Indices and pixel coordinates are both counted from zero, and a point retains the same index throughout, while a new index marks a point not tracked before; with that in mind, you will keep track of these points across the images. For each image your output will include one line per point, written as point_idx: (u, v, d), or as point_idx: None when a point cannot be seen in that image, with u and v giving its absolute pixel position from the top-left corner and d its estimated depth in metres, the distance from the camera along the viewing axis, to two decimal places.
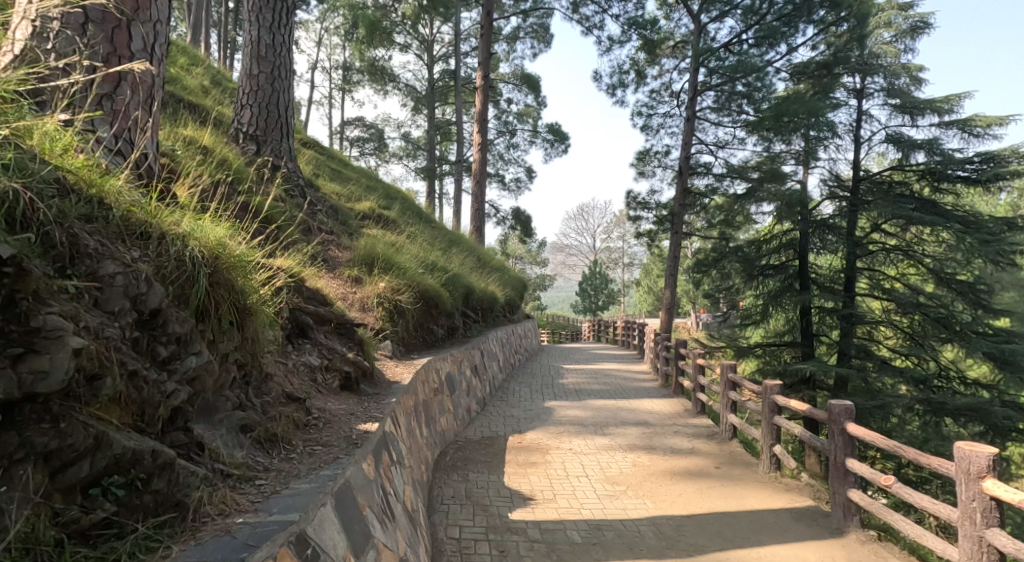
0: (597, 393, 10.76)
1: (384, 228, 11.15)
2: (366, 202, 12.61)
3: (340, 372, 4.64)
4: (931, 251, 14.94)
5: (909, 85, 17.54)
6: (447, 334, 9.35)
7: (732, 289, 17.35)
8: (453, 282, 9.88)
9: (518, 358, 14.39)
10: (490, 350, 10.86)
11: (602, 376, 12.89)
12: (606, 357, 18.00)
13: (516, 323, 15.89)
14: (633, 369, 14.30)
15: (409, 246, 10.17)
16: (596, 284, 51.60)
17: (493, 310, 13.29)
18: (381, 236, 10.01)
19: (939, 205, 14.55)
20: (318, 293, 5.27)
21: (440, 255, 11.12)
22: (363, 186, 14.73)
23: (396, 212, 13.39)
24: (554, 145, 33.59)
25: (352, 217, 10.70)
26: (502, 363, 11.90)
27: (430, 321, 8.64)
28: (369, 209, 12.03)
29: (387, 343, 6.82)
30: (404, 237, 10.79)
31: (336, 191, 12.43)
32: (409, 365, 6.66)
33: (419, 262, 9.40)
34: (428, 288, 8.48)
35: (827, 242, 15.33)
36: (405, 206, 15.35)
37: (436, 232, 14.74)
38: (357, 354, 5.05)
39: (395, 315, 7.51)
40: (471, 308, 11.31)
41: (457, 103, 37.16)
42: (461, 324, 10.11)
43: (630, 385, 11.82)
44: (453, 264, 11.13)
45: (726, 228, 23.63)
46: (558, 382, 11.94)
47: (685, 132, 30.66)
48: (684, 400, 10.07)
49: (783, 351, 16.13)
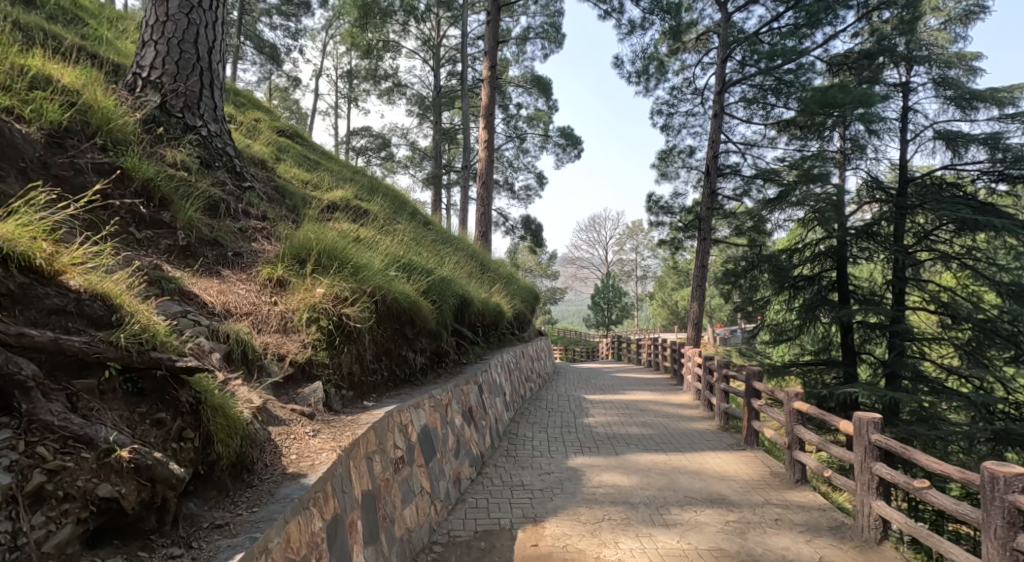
0: (635, 440, 7.99)
1: (356, 220, 8.49)
2: (339, 191, 10.00)
3: (84, 510, 2.53)
4: (1010, 264, 12.19)
5: (965, 75, 14.84)
6: (431, 363, 6.63)
7: (762, 301, 14.84)
8: (440, 290, 7.12)
9: (529, 387, 11.65)
10: (492, 380, 8.13)
11: (638, 412, 10.13)
12: (634, 382, 15.23)
13: (528, 342, 13.16)
14: (673, 401, 11.52)
15: (384, 242, 7.46)
16: (609, 298, 48.66)
17: (498, 323, 10.60)
18: (341, 226, 7.32)
19: (1002, 213, 11.83)
20: (97, 297, 3.12)
21: (425, 256, 8.41)
22: (340, 176, 12.13)
23: (377, 205, 10.85)
24: (566, 148, 30.95)
25: (309, 204, 8.06)
26: (509, 398, 9.14)
27: (404, 346, 5.95)
28: (336, 197, 9.42)
29: (314, 392, 4.20)
30: (376, 232, 8.08)
31: (300, 176, 9.86)
32: (343, 427, 3.98)
33: (391, 261, 6.68)
34: (402, 298, 5.77)
35: (867, 250, 13.14)
36: (398, 205, 12.74)
37: (430, 232, 12.24)
38: (148, 443, 2.85)
39: (343, 340, 4.83)
40: (467, 323, 8.56)
41: (465, 109, 34.79)
42: (452, 347, 7.38)
43: (676, 425, 9.05)
44: (444, 268, 8.40)
45: (757, 236, 20.91)
46: (582, 421, 9.18)
47: (713, 131, 28.14)
48: (760, 453, 7.28)
49: (827, 372, 13.47)
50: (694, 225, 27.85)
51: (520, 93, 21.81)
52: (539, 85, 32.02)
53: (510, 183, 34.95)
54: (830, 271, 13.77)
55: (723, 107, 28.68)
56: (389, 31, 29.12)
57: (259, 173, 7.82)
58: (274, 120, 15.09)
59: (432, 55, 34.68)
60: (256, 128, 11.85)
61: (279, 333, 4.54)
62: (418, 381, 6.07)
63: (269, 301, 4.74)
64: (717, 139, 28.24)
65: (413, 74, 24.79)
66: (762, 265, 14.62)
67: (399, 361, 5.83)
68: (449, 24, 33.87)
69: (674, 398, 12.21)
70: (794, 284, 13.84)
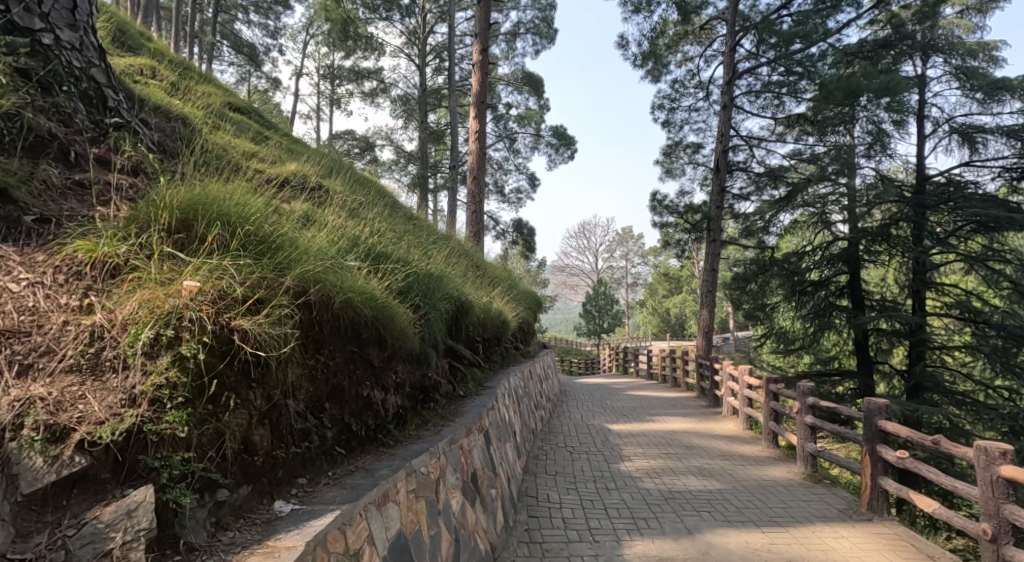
0: (703, 504, 5.68)
1: (312, 198, 6.12)
2: (295, 167, 7.70)
3: None
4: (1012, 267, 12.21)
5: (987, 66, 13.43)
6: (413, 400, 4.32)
7: (770, 308, 15.15)
8: (427, 292, 4.76)
9: (540, 417, 9.30)
10: (501, 419, 5.82)
11: (686, 452, 7.84)
12: (657, 404, 12.94)
13: (535, 359, 10.82)
14: (719, 434, 9.24)
15: (346, 226, 5.12)
16: (602, 305, 46.24)
17: (498, 331, 8.26)
18: (281, 200, 4.94)
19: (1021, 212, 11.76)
20: None
21: (405, 247, 6.09)
22: (303, 156, 9.81)
23: (345, 187, 8.59)
24: (558, 148, 28.74)
25: (241, 172, 5.69)
26: (520, 439, 6.80)
27: (366, 380, 3.64)
28: (283, 172, 7.03)
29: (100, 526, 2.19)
30: (338, 214, 5.73)
31: (245, 147, 7.51)
32: None
33: (349, 246, 4.33)
34: (360, 303, 3.47)
35: (876, 253, 13.59)
36: (374, 192, 10.33)
37: (416, 225, 10.01)
38: None
39: (241, 381, 2.66)
40: (464, 338, 6.23)
41: (452, 108, 32.43)
42: (443, 375, 5.08)
43: (746, 474, 6.77)
44: (432, 265, 6.05)
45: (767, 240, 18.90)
46: (619, 470, 6.87)
47: (721, 124, 26.11)
48: (899, 529, 4.99)
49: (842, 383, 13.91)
50: (701, 226, 25.67)
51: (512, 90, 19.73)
52: (530, 83, 29.83)
53: (500, 186, 32.65)
54: (841, 275, 14.18)
55: (730, 98, 26.81)
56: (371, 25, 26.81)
57: (166, 125, 5.45)
58: (228, 97, 12.59)
59: (416, 50, 32.36)
60: (197, 95, 9.37)
61: (79, 375, 2.43)
62: (392, 438, 3.76)
63: (76, 308, 2.61)
64: (726, 133, 26.22)
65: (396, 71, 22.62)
66: (771, 270, 15.00)
67: (359, 405, 3.53)
68: (436, 17, 31.48)
69: (717, 427, 9.97)
70: (802, 290, 14.25)
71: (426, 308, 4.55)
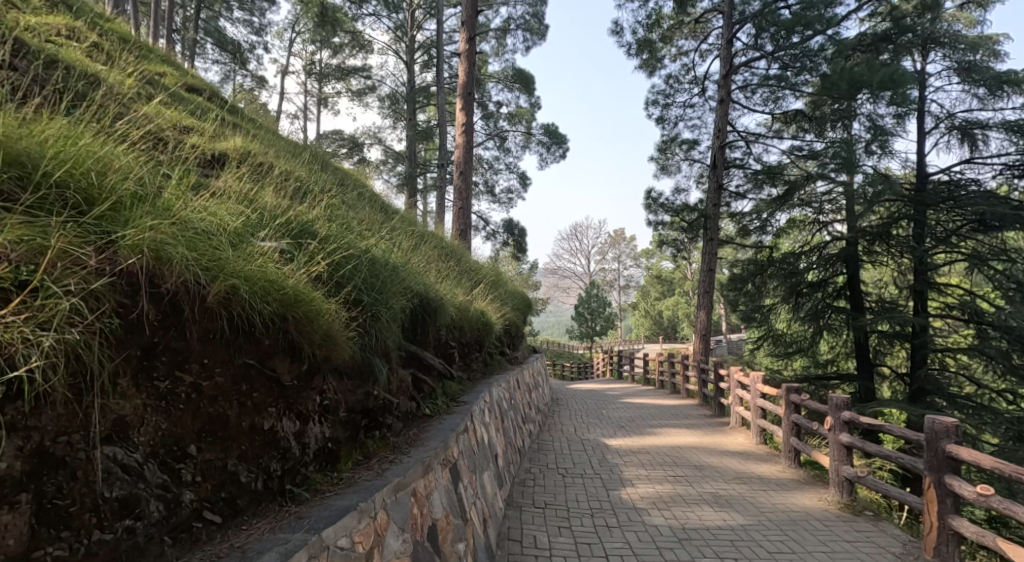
0: (726, 547, 4.64)
1: (259, 174, 5.10)
2: (242, 144, 6.63)
3: None
4: None
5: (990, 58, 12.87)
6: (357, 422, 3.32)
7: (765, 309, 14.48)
8: (377, 279, 3.75)
9: (528, 433, 8.23)
10: (476, 442, 4.82)
11: (695, 474, 6.84)
12: (657, 414, 11.95)
13: (523, 366, 9.76)
14: (729, 451, 8.25)
15: (284, 201, 4.12)
16: (594, 308, 45.27)
17: (480, 331, 7.23)
18: (200, 172, 3.96)
19: None
20: None
21: (364, 233, 5.06)
22: (265, 138, 8.77)
23: (307, 171, 7.58)
24: (549, 147, 27.73)
25: (161, 139, 4.69)
26: (501, 463, 5.78)
27: (271, 400, 2.67)
28: (232, 149, 5.98)
29: None
30: (285, 191, 4.72)
31: (184, 121, 6.45)
32: None
33: (268, 220, 3.34)
34: (248, 290, 2.51)
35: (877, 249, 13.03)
36: (345, 183, 9.25)
37: (390, 216, 9.02)
38: None
39: None
40: (435, 342, 5.24)
41: (439, 105, 31.39)
42: (401, 392, 4.05)
43: (770, 504, 5.75)
44: (395, 255, 5.03)
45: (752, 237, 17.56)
46: (620, 500, 5.83)
47: (719, 119, 25.29)
48: None
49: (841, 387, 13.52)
50: (697, 225, 24.77)
51: (500, 89, 19.32)
52: (521, 80, 28.80)
53: (491, 186, 31.61)
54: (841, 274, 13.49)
55: (728, 93, 26.04)
56: (357, 20, 25.71)
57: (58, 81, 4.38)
58: (189, 80, 11.45)
59: (403, 45, 31.24)
60: (143, 72, 8.25)
61: None
62: (309, 482, 2.77)
63: None
64: (724, 128, 25.39)
65: (382, 66, 21.61)
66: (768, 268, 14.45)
67: (262, 441, 2.57)
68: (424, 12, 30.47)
69: (726, 442, 8.96)
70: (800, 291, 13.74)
71: (374, 300, 3.54)
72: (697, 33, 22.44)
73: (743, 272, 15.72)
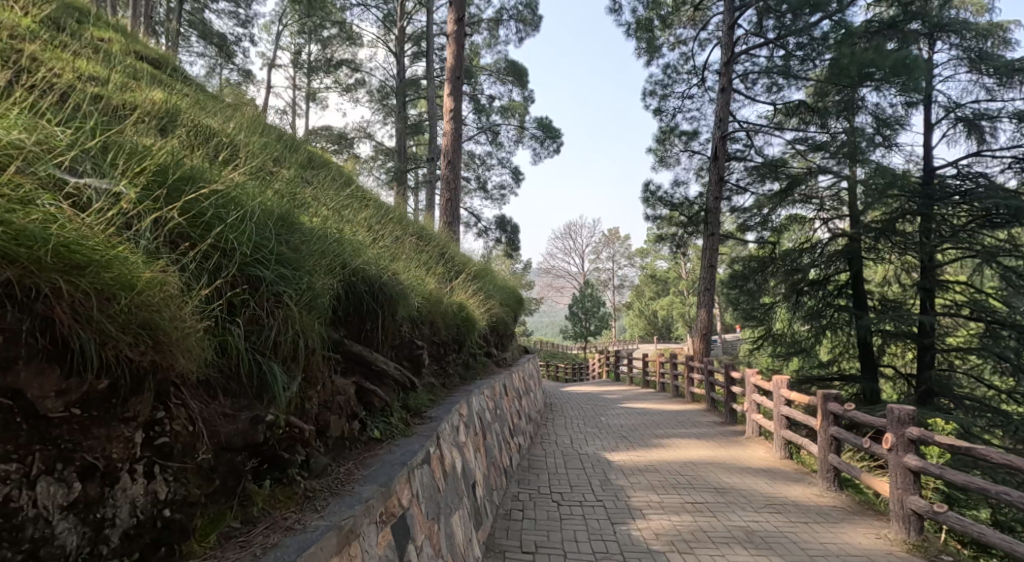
0: None
1: (203, 136, 4.37)
2: (174, 98, 5.55)
3: None
4: None
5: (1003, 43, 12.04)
6: (224, 466, 2.41)
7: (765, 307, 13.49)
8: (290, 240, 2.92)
9: (516, 449, 7.01)
10: (443, 472, 3.66)
11: (717, 501, 5.69)
12: (661, 421, 10.81)
13: (511, 368, 8.57)
14: (751, 468, 7.12)
15: (198, 153, 3.35)
16: (589, 307, 43.98)
17: (462, 328, 6.31)
18: (96, 121, 3.26)
19: None
20: None
21: (315, 203, 4.21)
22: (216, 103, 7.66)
23: (264, 141, 6.64)
24: (543, 141, 26.50)
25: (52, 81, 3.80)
26: (480, 496, 4.58)
27: (10, 448, 1.84)
28: (176, 112, 5.15)
29: None
30: (220, 153, 3.95)
31: (95, 70, 5.29)
32: None
33: (129, 163, 2.62)
34: None
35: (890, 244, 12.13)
36: (321, 168, 8.32)
37: (364, 197, 8.06)
38: None
39: None
40: (400, 338, 4.27)
41: (429, 96, 30.10)
42: (337, 409, 3.13)
43: (818, 544, 4.60)
44: (349, 229, 4.16)
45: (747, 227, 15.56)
46: (629, 540, 4.66)
47: (721, 108, 24.23)
48: None
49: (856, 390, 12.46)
50: (698, 219, 23.63)
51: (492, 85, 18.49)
52: (513, 71, 27.58)
53: (482, 182, 30.36)
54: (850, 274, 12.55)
55: (729, 82, 25.01)
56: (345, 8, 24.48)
57: None
58: (139, 49, 10.18)
59: (391, 34, 29.94)
60: (71, 28, 7.01)
61: None
62: None
63: None
64: (726, 117, 24.30)
65: (372, 60, 20.67)
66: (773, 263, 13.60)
67: None
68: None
69: (745, 456, 7.81)
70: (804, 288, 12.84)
71: (276, 277, 2.69)
72: (696, 21, 21.34)
73: (744, 269, 14.55)
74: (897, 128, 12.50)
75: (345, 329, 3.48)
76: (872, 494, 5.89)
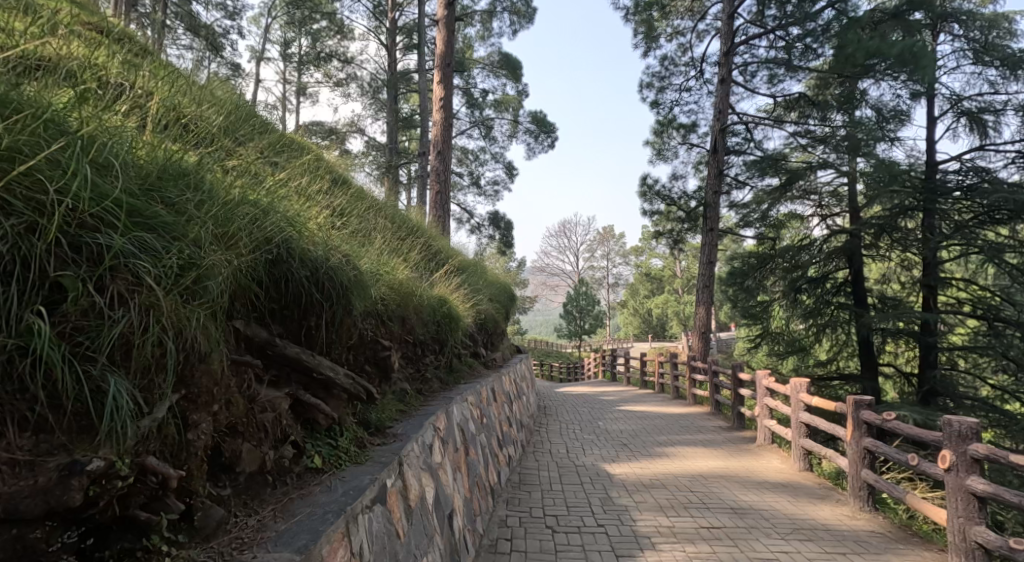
0: None
1: (157, 98, 3.89)
2: (109, 54, 4.75)
3: None
4: None
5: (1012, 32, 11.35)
6: (3, 549, 1.72)
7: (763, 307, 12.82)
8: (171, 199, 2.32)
9: (505, 462, 6.23)
10: (406, 508, 2.89)
11: (737, 524, 4.94)
12: (663, 426, 10.05)
13: (502, 370, 7.80)
14: (769, 482, 6.36)
15: (105, 106, 2.82)
16: (583, 305, 43.20)
17: (448, 324, 5.65)
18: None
19: None
20: None
21: (268, 175, 3.64)
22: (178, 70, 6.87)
23: (223, 114, 5.90)
24: (537, 137, 25.71)
25: None
26: (457, 528, 3.80)
27: None
28: (133, 71, 4.62)
29: None
30: (157, 114, 3.43)
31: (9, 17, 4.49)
32: None
33: None
34: None
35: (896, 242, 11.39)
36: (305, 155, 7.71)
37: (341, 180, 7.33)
38: None
39: None
40: (364, 338, 3.60)
41: (420, 88, 29.21)
42: (249, 428, 2.43)
43: None
44: (304, 206, 3.56)
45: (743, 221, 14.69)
46: None
47: (721, 100, 23.47)
48: None
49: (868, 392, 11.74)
50: (695, 214, 22.87)
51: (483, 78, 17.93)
52: (507, 63, 26.75)
53: (476, 177, 29.55)
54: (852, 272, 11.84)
55: (729, 73, 24.26)
56: None
57: None
58: None
59: (383, 26, 29.10)
60: None
61: None
62: None
63: None
64: (726, 109, 23.54)
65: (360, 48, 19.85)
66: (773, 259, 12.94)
67: None
68: None
69: (759, 468, 7.03)
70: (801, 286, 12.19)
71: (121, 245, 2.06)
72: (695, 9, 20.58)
73: (741, 265, 13.91)
74: (900, 118, 11.80)
75: (281, 329, 2.83)
76: (912, 516, 5.14)
